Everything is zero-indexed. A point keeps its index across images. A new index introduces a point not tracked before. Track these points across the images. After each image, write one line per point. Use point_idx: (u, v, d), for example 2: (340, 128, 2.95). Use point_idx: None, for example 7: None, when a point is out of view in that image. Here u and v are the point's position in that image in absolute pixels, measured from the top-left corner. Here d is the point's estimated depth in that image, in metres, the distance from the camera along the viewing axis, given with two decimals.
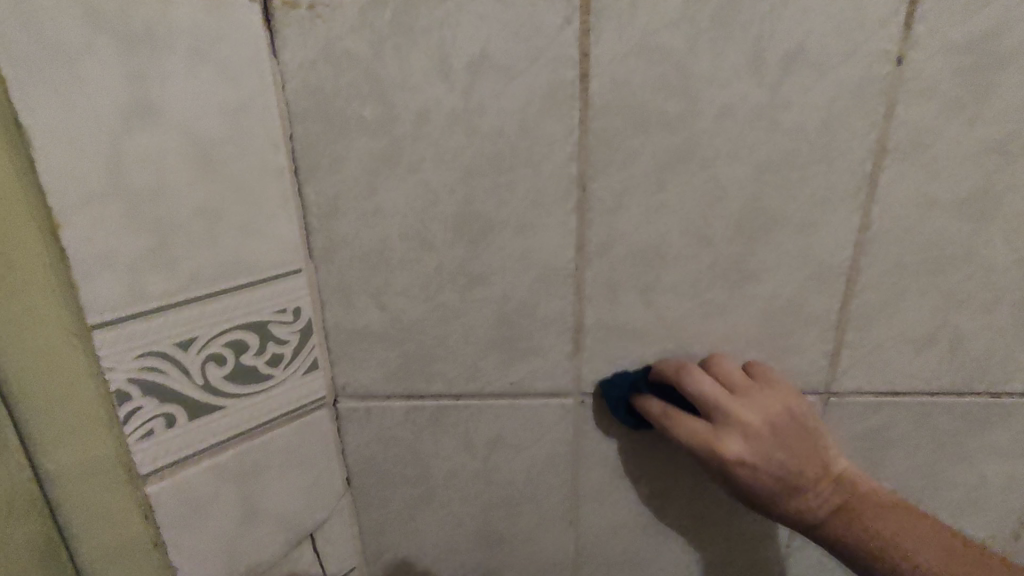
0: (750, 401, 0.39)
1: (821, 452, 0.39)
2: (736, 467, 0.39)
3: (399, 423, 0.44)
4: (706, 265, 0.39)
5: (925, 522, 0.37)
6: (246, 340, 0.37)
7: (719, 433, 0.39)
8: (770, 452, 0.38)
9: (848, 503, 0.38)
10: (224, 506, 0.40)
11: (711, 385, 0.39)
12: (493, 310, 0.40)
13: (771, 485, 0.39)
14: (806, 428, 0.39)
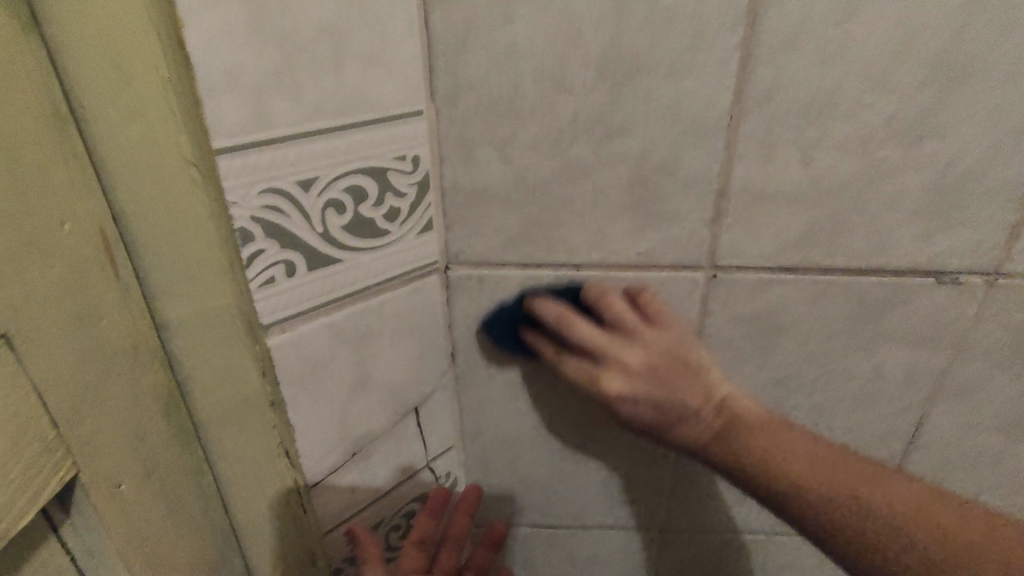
0: (636, 338, 0.38)
1: (701, 380, 0.39)
2: (606, 377, 0.38)
3: (512, 295, 0.42)
4: (884, 119, 0.34)
5: (840, 461, 0.36)
6: (365, 189, 0.34)
7: (598, 351, 0.38)
8: (643, 385, 0.38)
9: (731, 431, 0.38)
10: (339, 368, 0.38)
11: (593, 333, 0.38)
12: (630, 168, 0.37)
13: (648, 417, 0.39)
14: (686, 365, 0.38)
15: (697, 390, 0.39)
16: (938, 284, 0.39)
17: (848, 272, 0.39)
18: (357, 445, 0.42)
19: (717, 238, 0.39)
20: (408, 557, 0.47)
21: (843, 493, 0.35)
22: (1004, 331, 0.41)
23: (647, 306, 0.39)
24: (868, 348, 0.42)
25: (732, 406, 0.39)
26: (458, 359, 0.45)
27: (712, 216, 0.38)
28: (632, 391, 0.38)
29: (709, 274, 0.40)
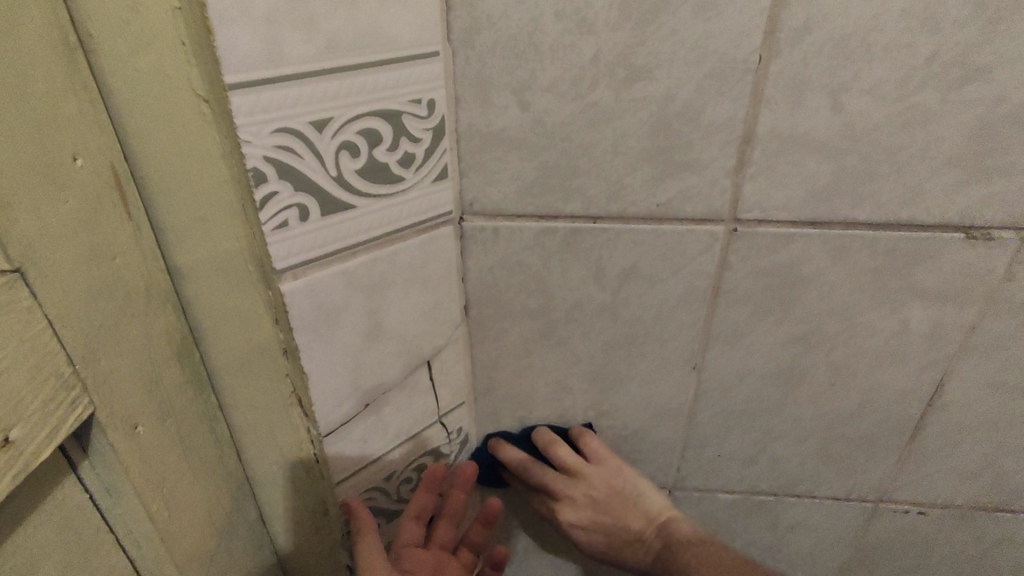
0: (589, 482, 0.49)
1: (643, 509, 0.49)
2: (563, 504, 0.50)
3: (527, 247, 0.41)
4: (922, 60, 0.33)
5: (745, 568, 0.46)
6: (380, 131, 0.33)
7: (562, 486, 0.49)
8: (591, 514, 0.50)
9: (669, 548, 0.47)
10: (353, 317, 0.38)
11: (552, 475, 0.49)
12: (652, 112, 0.35)
13: (601, 544, 0.50)
14: (630, 497, 0.49)
15: (639, 515, 0.50)
16: (967, 239, 0.38)
17: (874, 226, 0.38)
18: (370, 396, 0.42)
19: (740, 188, 0.37)
20: (405, 529, 0.49)
21: None
22: None
23: (586, 446, 0.49)
24: (890, 304, 0.41)
25: (672, 529, 0.48)
26: (471, 312, 0.45)
27: (736, 164, 0.37)
28: (578, 520, 0.50)
29: (729, 226, 0.39)
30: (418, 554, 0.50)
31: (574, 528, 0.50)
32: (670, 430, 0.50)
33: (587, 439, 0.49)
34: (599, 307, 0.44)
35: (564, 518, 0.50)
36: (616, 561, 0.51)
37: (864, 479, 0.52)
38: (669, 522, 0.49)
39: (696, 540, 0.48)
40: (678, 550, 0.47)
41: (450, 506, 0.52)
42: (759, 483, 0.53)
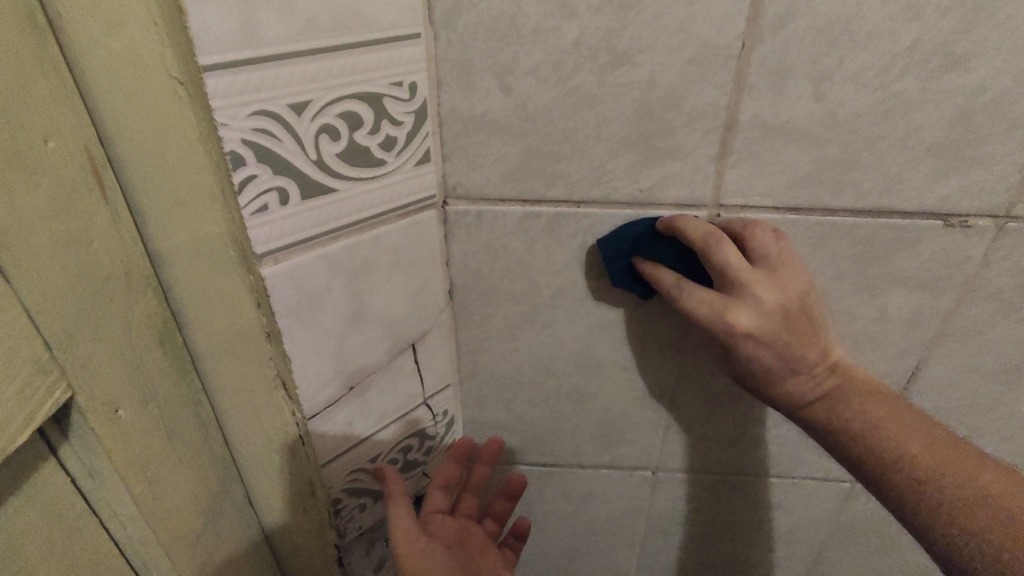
0: (775, 278, 0.36)
1: (821, 337, 0.38)
2: (743, 341, 0.37)
3: (511, 232, 0.41)
4: (904, 46, 0.33)
5: (914, 412, 0.39)
6: (360, 115, 0.33)
7: (738, 283, 0.36)
8: (767, 351, 0.38)
9: (836, 388, 0.39)
10: (335, 301, 0.38)
11: (738, 258, 0.36)
12: (635, 97, 0.35)
13: (776, 367, 0.38)
14: (813, 318, 0.38)
15: (815, 345, 0.39)
16: (947, 226, 0.38)
17: (855, 213, 0.38)
18: (354, 379, 0.42)
19: (722, 175, 0.38)
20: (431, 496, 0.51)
21: (933, 464, 0.37)
22: (1010, 275, 0.40)
23: (749, 243, 0.37)
24: (870, 290, 0.42)
25: (846, 371, 0.39)
26: (456, 296, 0.45)
27: (719, 151, 0.37)
28: (755, 349, 0.38)
29: (713, 213, 0.39)
30: (440, 521, 0.51)
31: (743, 347, 0.37)
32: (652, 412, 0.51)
33: (756, 232, 0.37)
34: (583, 292, 0.44)
35: (744, 352, 0.38)
36: (774, 398, 0.40)
37: None
38: (840, 359, 0.39)
39: (862, 390, 0.39)
40: (849, 400, 0.39)
41: (479, 478, 0.53)
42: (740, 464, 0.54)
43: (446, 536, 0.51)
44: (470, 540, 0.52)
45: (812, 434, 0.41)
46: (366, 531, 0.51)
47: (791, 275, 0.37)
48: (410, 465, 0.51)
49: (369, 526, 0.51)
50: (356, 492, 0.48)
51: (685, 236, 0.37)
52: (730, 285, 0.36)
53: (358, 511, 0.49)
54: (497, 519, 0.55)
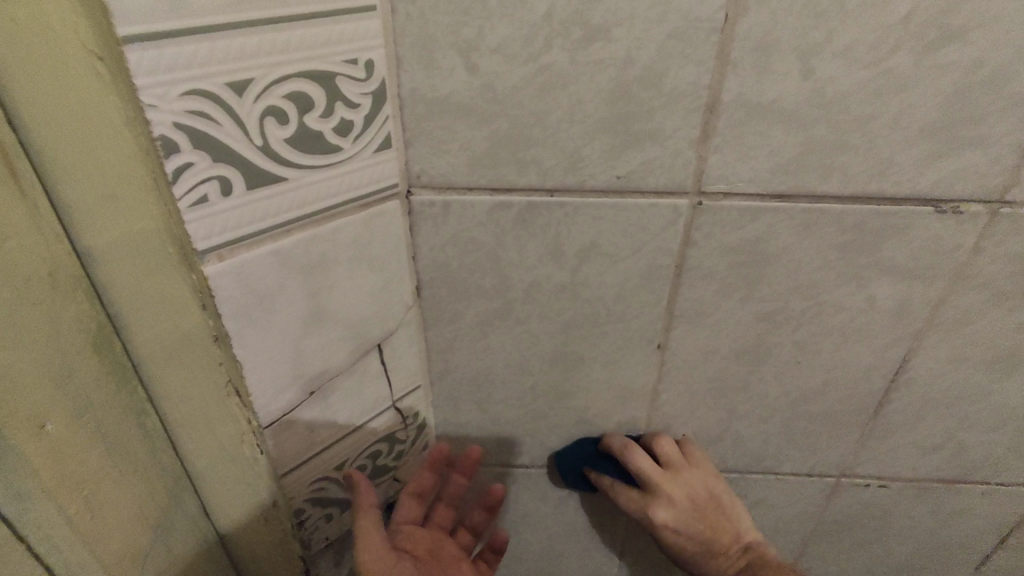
0: (682, 479, 0.48)
1: (729, 530, 0.49)
2: (660, 509, 0.48)
3: (480, 223, 0.38)
4: (898, 18, 0.30)
5: (785, 569, 0.48)
6: (311, 97, 0.30)
7: (657, 484, 0.47)
8: (683, 520, 0.48)
9: (751, 563, 0.48)
10: (290, 301, 0.35)
11: (647, 460, 0.47)
12: (611, 76, 0.33)
13: (688, 545, 0.49)
14: (722, 507, 0.49)
15: (729, 532, 0.49)
16: (938, 213, 0.37)
17: (843, 199, 0.36)
18: (316, 382, 0.39)
19: (705, 159, 0.35)
20: (404, 505, 0.50)
21: None
22: (1002, 264, 0.38)
23: (685, 446, 0.49)
24: (857, 281, 0.40)
25: (759, 549, 0.49)
26: (424, 292, 0.42)
27: (701, 134, 0.34)
28: (679, 524, 0.48)
29: (693, 201, 0.37)
30: (416, 531, 0.50)
31: (663, 526, 0.48)
32: (634, 411, 0.49)
33: (669, 449, 0.48)
34: (558, 287, 0.41)
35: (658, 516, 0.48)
36: (688, 559, 0.50)
37: (828, 457, 0.51)
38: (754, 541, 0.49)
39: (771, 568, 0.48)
40: (761, 566, 0.48)
41: (448, 490, 0.52)
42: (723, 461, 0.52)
43: (420, 548, 0.50)
44: (444, 552, 0.52)
45: None
46: (333, 540, 0.49)
47: (701, 482, 0.48)
48: (379, 470, 0.48)
49: (336, 536, 0.48)
50: (320, 501, 0.45)
51: (611, 445, 0.48)
52: (648, 488, 0.48)
53: (323, 520, 0.46)
54: (471, 530, 0.55)
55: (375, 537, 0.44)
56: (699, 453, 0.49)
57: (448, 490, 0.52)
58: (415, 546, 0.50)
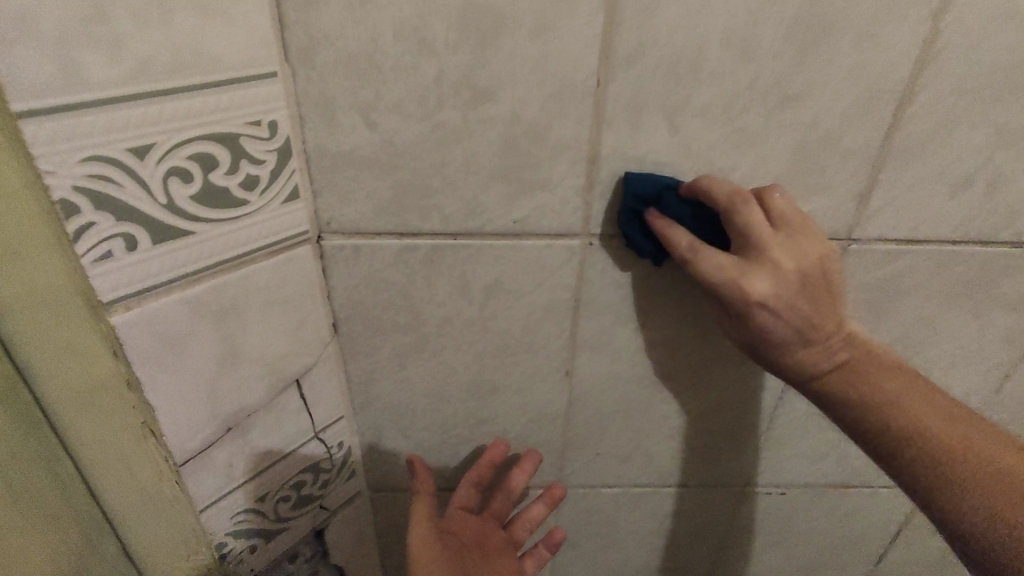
0: (768, 261, 0.35)
1: (836, 308, 0.37)
2: (756, 312, 0.36)
3: (390, 264, 0.41)
4: (745, 83, 0.35)
5: (921, 386, 0.37)
6: (215, 156, 0.32)
7: (735, 285, 0.35)
8: (792, 297, 0.35)
9: (853, 359, 0.37)
10: (202, 344, 0.36)
11: (759, 218, 0.35)
12: (500, 132, 0.36)
13: (788, 335, 0.37)
14: (835, 297, 0.37)
15: (832, 318, 0.37)
16: None
17: None
18: (233, 420, 0.40)
19: (591, 205, 0.39)
20: (460, 492, 0.51)
21: (881, 399, 0.37)
22: (861, 291, 0.43)
23: (771, 205, 0.36)
24: None
25: (860, 344, 0.38)
26: (341, 328, 0.44)
27: (585, 182, 0.38)
28: (766, 298, 0.35)
29: (585, 240, 0.40)
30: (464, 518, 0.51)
31: (755, 315, 0.36)
32: (550, 433, 0.52)
33: (784, 210, 0.36)
34: (469, 320, 0.44)
35: (761, 322, 0.37)
36: (792, 361, 0.38)
37: (730, 467, 0.55)
38: (859, 346, 0.38)
39: (879, 364, 0.38)
40: (878, 380, 0.37)
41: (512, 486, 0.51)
42: (636, 477, 0.55)
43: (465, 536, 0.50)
44: (491, 545, 0.51)
45: (804, 393, 0.39)
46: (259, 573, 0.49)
47: (794, 257, 0.35)
48: (305, 501, 0.49)
49: (261, 568, 0.49)
50: (243, 534, 0.45)
51: (707, 192, 0.36)
52: (737, 235, 0.36)
53: (247, 553, 0.47)
54: (526, 525, 0.53)
55: (424, 520, 0.48)
56: (798, 214, 0.36)
57: (510, 483, 0.51)
58: (463, 532, 0.50)
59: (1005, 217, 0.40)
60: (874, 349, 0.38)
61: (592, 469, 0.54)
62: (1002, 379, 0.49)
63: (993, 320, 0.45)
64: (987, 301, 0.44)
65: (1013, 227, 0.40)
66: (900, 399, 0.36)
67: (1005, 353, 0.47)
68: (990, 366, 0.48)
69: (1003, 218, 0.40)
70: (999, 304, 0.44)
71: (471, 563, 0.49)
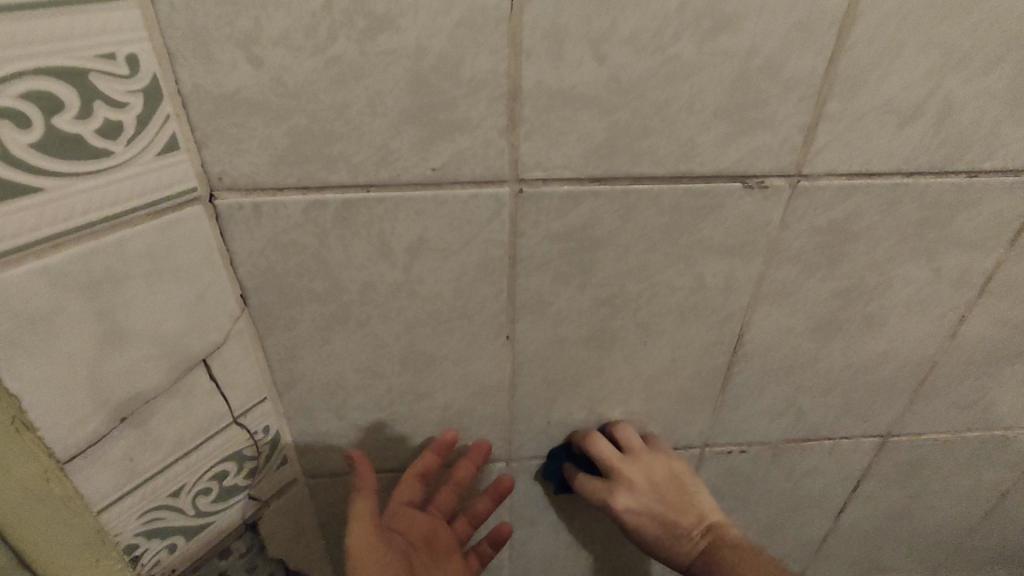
0: (638, 460, 0.48)
1: (695, 507, 0.49)
2: (605, 486, 0.49)
3: (297, 224, 0.37)
4: (676, 5, 0.31)
5: (766, 560, 0.46)
6: (58, 96, 0.27)
7: (617, 469, 0.48)
8: (648, 497, 0.49)
9: (711, 525, 0.48)
10: (75, 322, 0.31)
11: (607, 448, 0.48)
12: (406, 67, 0.32)
13: (649, 526, 0.49)
14: (684, 487, 0.49)
15: (691, 512, 0.49)
16: (746, 189, 0.38)
17: (658, 180, 0.37)
18: (127, 409, 0.35)
19: (517, 148, 0.35)
20: (404, 488, 0.48)
21: (717, 523, 0.48)
22: (810, 235, 0.41)
23: (624, 437, 0.49)
24: (685, 259, 0.41)
25: (718, 529, 0.48)
26: (251, 300, 0.40)
27: (508, 123, 0.34)
28: (636, 505, 0.49)
29: (514, 188, 0.36)
30: (410, 515, 0.48)
31: (621, 505, 0.49)
32: (494, 405, 0.48)
33: (631, 436, 0.49)
34: (393, 285, 0.40)
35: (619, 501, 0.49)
36: (659, 556, 0.50)
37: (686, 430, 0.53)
38: (715, 525, 0.48)
39: (733, 546, 0.47)
40: (721, 547, 0.47)
41: (458, 479, 0.50)
42: None
43: (410, 534, 0.48)
44: (437, 541, 0.50)
45: (665, 561, 0.50)
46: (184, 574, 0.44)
47: (660, 464, 0.49)
48: (229, 492, 0.45)
49: (186, 569, 0.44)
50: (157, 533, 0.41)
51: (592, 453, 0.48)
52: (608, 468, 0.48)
53: (165, 554, 0.42)
54: (471, 521, 0.52)
55: (367, 519, 0.44)
56: (658, 450, 0.50)
57: (456, 477, 0.50)
58: (407, 529, 0.48)
59: (957, 149, 0.37)
60: (729, 531, 0.48)
61: (543, 441, 0.51)
62: (956, 323, 0.47)
63: (946, 261, 0.43)
64: (939, 241, 0.42)
65: (964, 159, 0.38)
66: (736, 567, 0.45)
67: (957, 297, 0.46)
68: (943, 312, 0.46)
69: (954, 149, 0.37)
70: (953, 244, 0.42)
71: (417, 563, 0.47)
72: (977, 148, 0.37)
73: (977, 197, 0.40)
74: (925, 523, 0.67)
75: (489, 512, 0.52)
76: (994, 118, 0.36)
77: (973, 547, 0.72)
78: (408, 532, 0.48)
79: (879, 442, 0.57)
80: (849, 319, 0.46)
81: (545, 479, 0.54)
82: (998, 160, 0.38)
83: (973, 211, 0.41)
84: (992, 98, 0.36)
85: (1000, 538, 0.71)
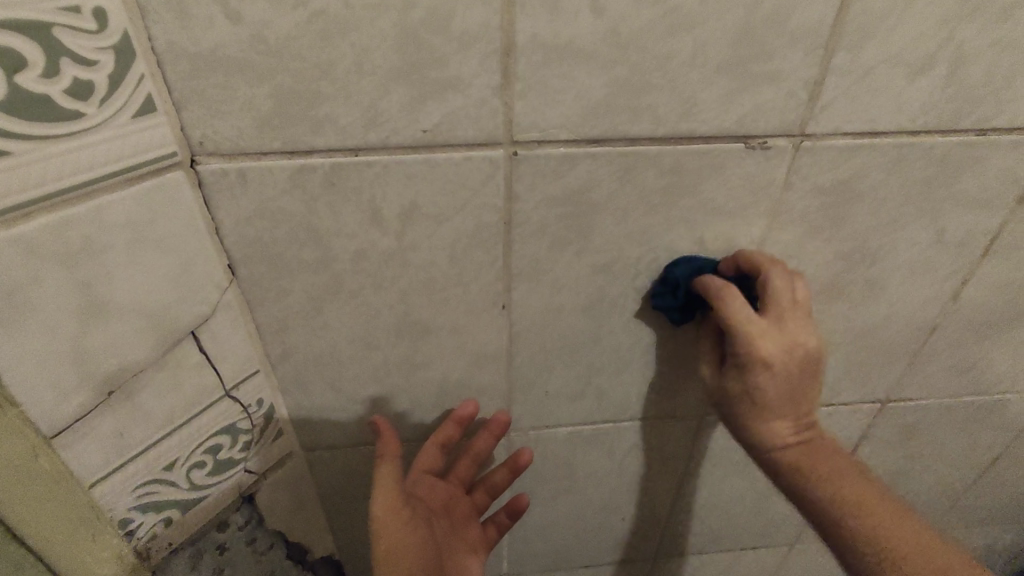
0: (784, 332, 0.38)
1: (808, 405, 0.42)
2: (755, 370, 0.39)
3: (284, 191, 0.35)
4: None
5: (889, 511, 0.41)
6: (21, 53, 0.26)
7: (748, 348, 0.38)
8: (769, 385, 0.40)
9: (812, 439, 0.43)
10: (55, 292, 0.30)
11: (745, 317, 0.38)
12: (393, 21, 0.30)
13: (744, 403, 0.42)
14: (811, 382, 0.41)
15: (799, 412, 0.42)
16: (748, 149, 0.37)
17: (658, 141, 0.36)
18: (115, 382, 0.34)
19: (511, 108, 0.33)
20: (426, 453, 0.49)
21: (817, 441, 0.43)
22: (814, 196, 0.40)
23: (773, 279, 0.38)
24: (685, 223, 0.40)
25: (818, 433, 0.43)
26: (240, 272, 0.38)
27: (501, 80, 0.32)
28: (760, 383, 0.40)
29: (509, 151, 0.35)
30: (431, 482, 0.50)
31: (735, 375, 0.41)
32: (492, 374, 0.47)
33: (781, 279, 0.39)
34: (385, 254, 0.39)
35: (751, 380, 0.40)
36: (743, 442, 0.44)
37: (685, 397, 0.52)
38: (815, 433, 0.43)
39: (817, 449, 0.43)
40: (818, 453, 0.42)
41: (476, 450, 0.51)
42: (589, 413, 0.52)
43: (432, 501, 0.50)
44: (456, 508, 0.52)
45: (756, 457, 0.44)
46: (182, 547, 0.44)
47: (808, 336, 0.39)
48: (225, 465, 0.44)
49: (185, 542, 0.44)
50: (153, 507, 0.40)
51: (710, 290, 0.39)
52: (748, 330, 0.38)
53: (162, 528, 0.42)
54: (488, 491, 0.53)
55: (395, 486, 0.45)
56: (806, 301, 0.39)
57: (476, 446, 0.50)
58: (428, 496, 0.50)
59: (966, 103, 0.36)
60: (824, 440, 0.43)
61: (541, 409, 0.51)
62: (960, 285, 0.47)
63: (952, 221, 0.42)
64: (946, 200, 0.41)
65: (973, 114, 0.37)
66: (835, 479, 0.42)
67: (962, 258, 0.45)
68: (947, 273, 0.46)
69: (964, 103, 0.36)
70: (960, 203, 0.41)
71: (438, 528, 0.50)
72: (987, 102, 0.36)
73: (984, 154, 0.39)
74: (921, 486, 0.68)
75: (505, 483, 0.53)
76: (1006, 70, 0.35)
77: (968, 508, 0.73)
78: (428, 496, 0.49)
79: (878, 407, 0.57)
80: (852, 283, 0.45)
81: (575, 402, 0.51)
82: (1008, 115, 0.37)
83: (980, 168, 0.40)
84: (1005, 48, 0.34)
85: (994, 499, 0.72)
